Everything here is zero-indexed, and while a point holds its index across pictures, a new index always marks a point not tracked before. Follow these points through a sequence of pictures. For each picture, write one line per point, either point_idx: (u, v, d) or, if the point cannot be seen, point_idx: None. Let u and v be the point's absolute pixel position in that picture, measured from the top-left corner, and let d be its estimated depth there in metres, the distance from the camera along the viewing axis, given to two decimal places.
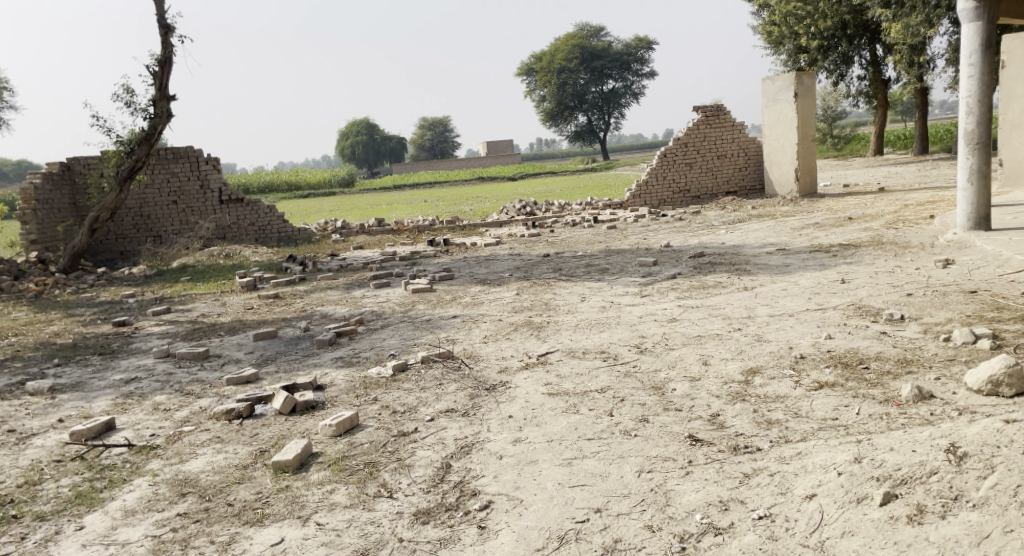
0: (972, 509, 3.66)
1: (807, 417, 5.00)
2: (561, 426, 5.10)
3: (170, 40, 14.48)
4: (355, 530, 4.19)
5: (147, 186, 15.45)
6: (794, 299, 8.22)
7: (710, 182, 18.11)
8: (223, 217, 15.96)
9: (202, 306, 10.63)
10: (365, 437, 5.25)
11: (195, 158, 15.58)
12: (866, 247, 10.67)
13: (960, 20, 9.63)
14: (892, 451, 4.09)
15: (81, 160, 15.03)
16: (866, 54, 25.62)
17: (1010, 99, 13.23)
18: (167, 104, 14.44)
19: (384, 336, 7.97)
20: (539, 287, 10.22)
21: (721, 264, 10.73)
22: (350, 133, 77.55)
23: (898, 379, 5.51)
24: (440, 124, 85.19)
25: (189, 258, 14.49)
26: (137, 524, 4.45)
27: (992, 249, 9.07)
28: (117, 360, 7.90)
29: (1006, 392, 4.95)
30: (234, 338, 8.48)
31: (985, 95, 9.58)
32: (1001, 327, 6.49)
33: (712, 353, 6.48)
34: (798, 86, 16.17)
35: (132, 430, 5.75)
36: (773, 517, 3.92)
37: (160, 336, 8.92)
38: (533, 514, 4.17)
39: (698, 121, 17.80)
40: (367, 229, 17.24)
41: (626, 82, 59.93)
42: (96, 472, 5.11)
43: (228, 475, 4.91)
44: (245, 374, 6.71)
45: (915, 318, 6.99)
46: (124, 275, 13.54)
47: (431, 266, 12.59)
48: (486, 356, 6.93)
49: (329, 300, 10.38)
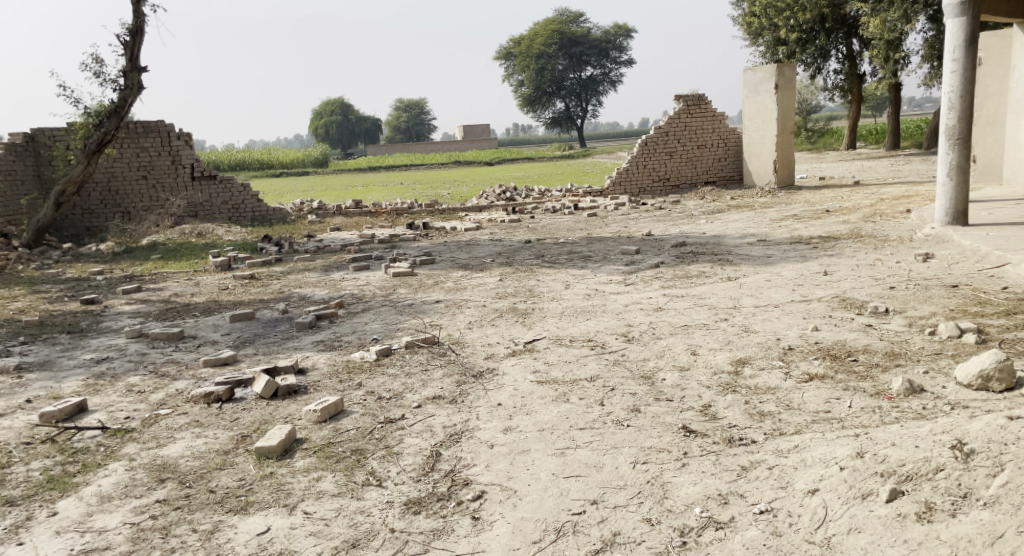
0: (982, 508, 3.62)
1: (800, 409, 4.94)
2: (552, 415, 5.02)
3: (142, 9, 14.13)
4: (344, 520, 4.08)
5: (116, 159, 15.07)
6: (778, 290, 8.19)
7: (689, 172, 18.07)
8: (195, 194, 15.68)
9: (174, 285, 10.40)
10: (351, 424, 5.12)
11: (166, 132, 15.25)
12: (846, 240, 10.68)
13: (945, 15, 9.59)
14: (894, 447, 4.04)
15: (47, 131, 14.62)
16: (842, 47, 25.68)
17: (986, 96, 13.30)
18: (138, 76, 14.10)
19: (365, 320, 7.83)
20: (521, 273, 10.12)
21: (703, 254, 10.68)
22: (325, 113, 76.79)
23: (888, 373, 5.48)
24: (416, 104, 84.56)
25: (159, 236, 14.21)
26: (114, 511, 4.29)
27: (970, 244, 9.10)
28: (86, 339, 7.69)
29: (996, 387, 4.91)
30: (209, 319, 8.28)
31: (966, 91, 9.57)
32: (985, 322, 6.48)
33: (700, 343, 6.42)
34: (779, 78, 16.09)
35: (104, 412, 5.57)
36: (775, 511, 3.86)
37: (131, 315, 8.70)
38: (528, 505, 4.08)
39: (679, 111, 17.72)
40: (344, 211, 17.00)
41: (604, 69, 59.81)
42: (69, 455, 4.94)
43: (209, 460, 4.76)
44: (222, 356, 6.55)
45: (900, 311, 6.97)
46: (92, 252, 13.22)
47: (411, 250, 12.44)
48: (471, 342, 6.82)
49: (307, 282, 10.20)
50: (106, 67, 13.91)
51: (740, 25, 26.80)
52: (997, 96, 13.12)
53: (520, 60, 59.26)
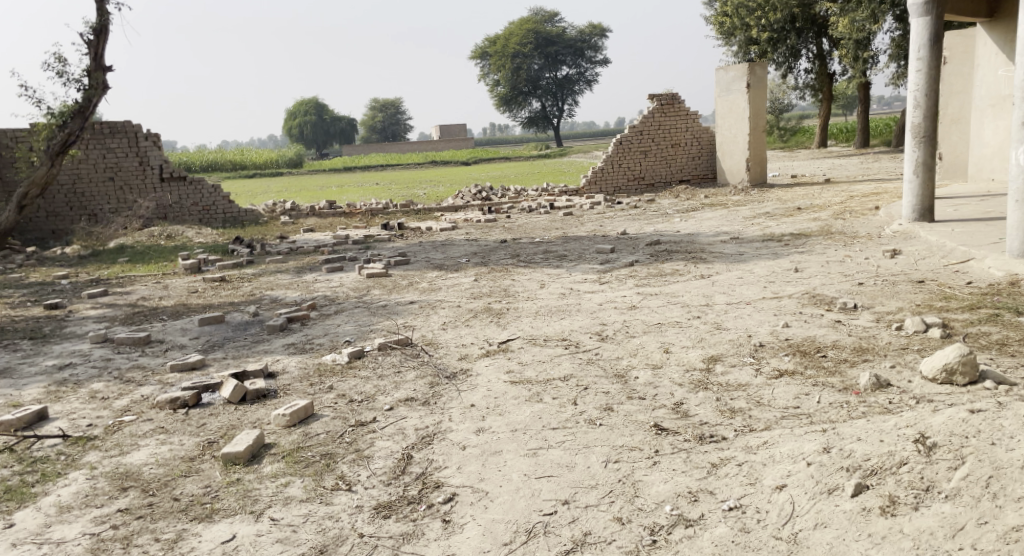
0: (944, 501, 3.69)
1: (769, 405, 5.00)
2: (525, 415, 5.03)
3: (106, 8, 13.98)
4: (313, 525, 4.07)
5: (81, 161, 14.86)
6: (750, 287, 8.26)
7: (664, 170, 18.17)
8: (163, 195, 15.55)
9: (142, 288, 10.30)
10: (321, 427, 5.11)
11: (133, 133, 15.11)
12: (817, 237, 10.79)
13: (910, 14, 9.71)
14: (860, 441, 4.10)
15: (8, 132, 14.39)
16: (813, 47, 25.95)
17: (950, 94, 13.49)
18: (102, 76, 13.94)
19: (338, 321, 7.81)
20: (497, 273, 10.11)
21: (676, 252, 10.75)
22: (300, 113, 76.30)
23: (856, 368, 5.56)
24: (392, 105, 84.73)
25: (128, 238, 14.07)
26: (73, 521, 4.25)
27: (936, 240, 9.23)
28: (49, 344, 7.60)
29: (959, 380, 4.99)
30: (176, 323, 8.22)
31: (932, 90, 9.71)
32: (950, 316, 6.59)
33: (673, 341, 6.48)
34: (751, 77, 16.22)
35: (66, 420, 5.52)
36: (743, 508, 3.91)
37: (97, 319, 8.61)
38: (499, 507, 4.09)
39: (653, 110, 17.82)
40: (318, 211, 16.90)
41: (580, 69, 59.95)
42: (27, 464, 4.89)
43: (173, 467, 4.73)
44: (189, 361, 6.50)
45: (868, 307, 7.06)
46: (57, 256, 13.06)
47: (386, 251, 12.41)
48: (445, 343, 6.82)
49: (279, 284, 10.14)
50: (69, 67, 13.74)
51: (713, 25, 26.96)
52: (961, 94, 13.32)
53: (495, 60, 59.24)
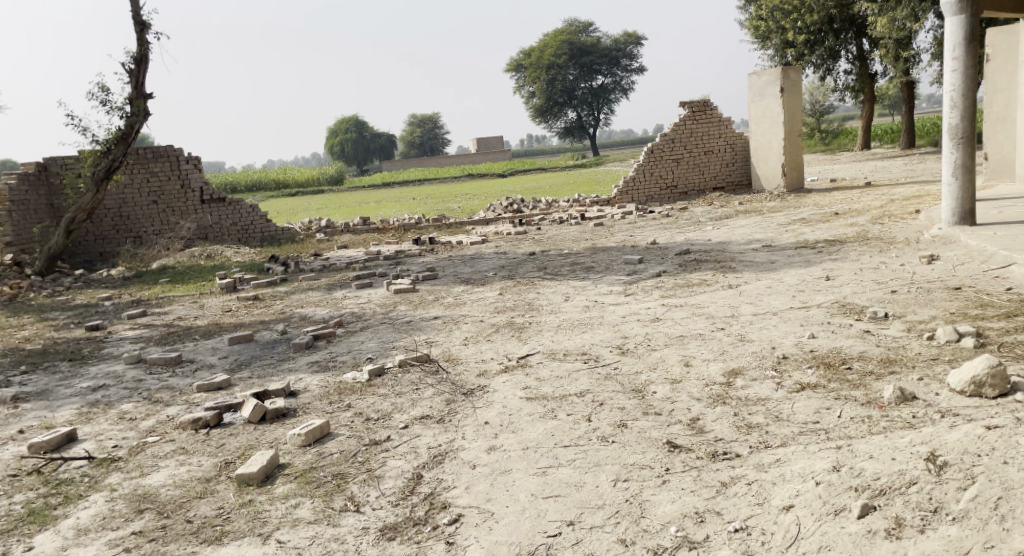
0: (951, 523, 3.61)
1: (788, 420, 4.89)
2: (538, 433, 4.99)
3: (146, 37, 14.33)
4: (318, 547, 4.08)
5: (126, 186, 15.20)
6: (778, 296, 8.11)
7: (697, 178, 17.99)
8: (204, 217, 15.79)
9: (179, 309, 10.45)
10: (335, 447, 5.12)
11: (175, 157, 15.41)
12: (852, 243, 10.60)
13: (944, 13, 9.51)
14: (871, 459, 4.03)
15: (57, 160, 14.76)
16: (852, 48, 25.52)
17: (995, 93, 13.13)
18: (143, 103, 14.21)
19: (362, 339, 7.84)
20: (522, 287, 10.07)
21: (706, 261, 10.61)
22: (340, 131, 77.23)
23: (881, 381, 5.40)
24: (429, 119, 85.16)
25: (169, 258, 14.29)
26: (88, 544, 4.31)
27: (977, 243, 8.96)
28: (86, 366, 7.74)
29: (988, 393, 4.83)
30: (208, 342, 8.31)
31: (969, 89, 9.48)
32: (984, 325, 6.39)
33: (695, 354, 6.37)
34: (785, 81, 16.04)
35: (93, 442, 5.60)
36: (749, 530, 3.83)
37: (133, 340, 8.75)
38: (504, 528, 4.06)
39: (684, 117, 17.68)
40: (351, 228, 17.04)
41: (615, 77, 59.74)
42: (53, 487, 4.97)
43: (189, 489, 4.77)
44: (216, 381, 6.57)
45: (899, 316, 6.88)
46: (102, 278, 13.34)
47: (415, 265, 12.46)
48: (466, 359, 6.80)
49: (310, 301, 10.25)
50: (113, 95, 14.04)
51: (747, 29, 26.56)
52: (1006, 92, 12.97)
53: (530, 71, 59.42)
